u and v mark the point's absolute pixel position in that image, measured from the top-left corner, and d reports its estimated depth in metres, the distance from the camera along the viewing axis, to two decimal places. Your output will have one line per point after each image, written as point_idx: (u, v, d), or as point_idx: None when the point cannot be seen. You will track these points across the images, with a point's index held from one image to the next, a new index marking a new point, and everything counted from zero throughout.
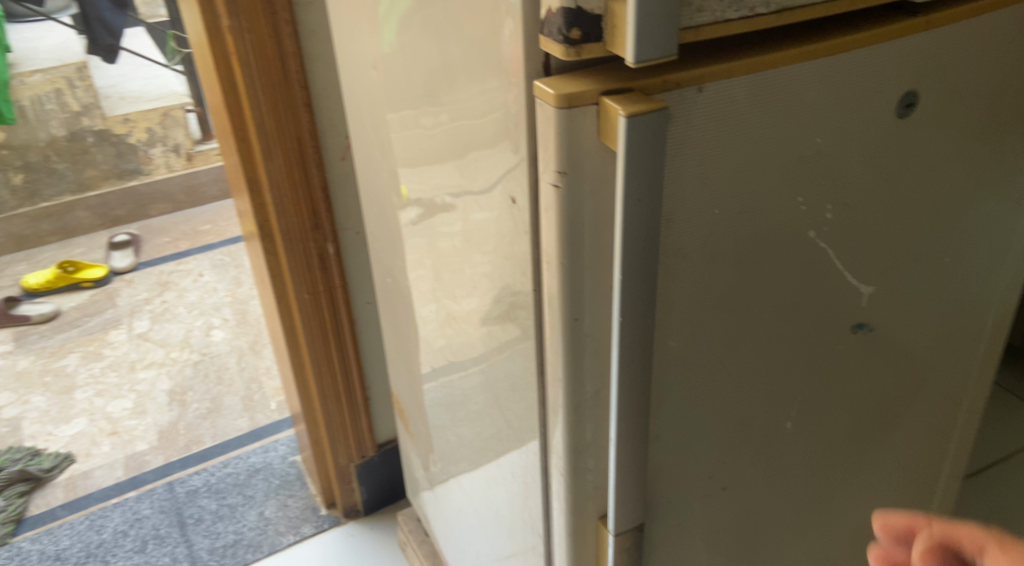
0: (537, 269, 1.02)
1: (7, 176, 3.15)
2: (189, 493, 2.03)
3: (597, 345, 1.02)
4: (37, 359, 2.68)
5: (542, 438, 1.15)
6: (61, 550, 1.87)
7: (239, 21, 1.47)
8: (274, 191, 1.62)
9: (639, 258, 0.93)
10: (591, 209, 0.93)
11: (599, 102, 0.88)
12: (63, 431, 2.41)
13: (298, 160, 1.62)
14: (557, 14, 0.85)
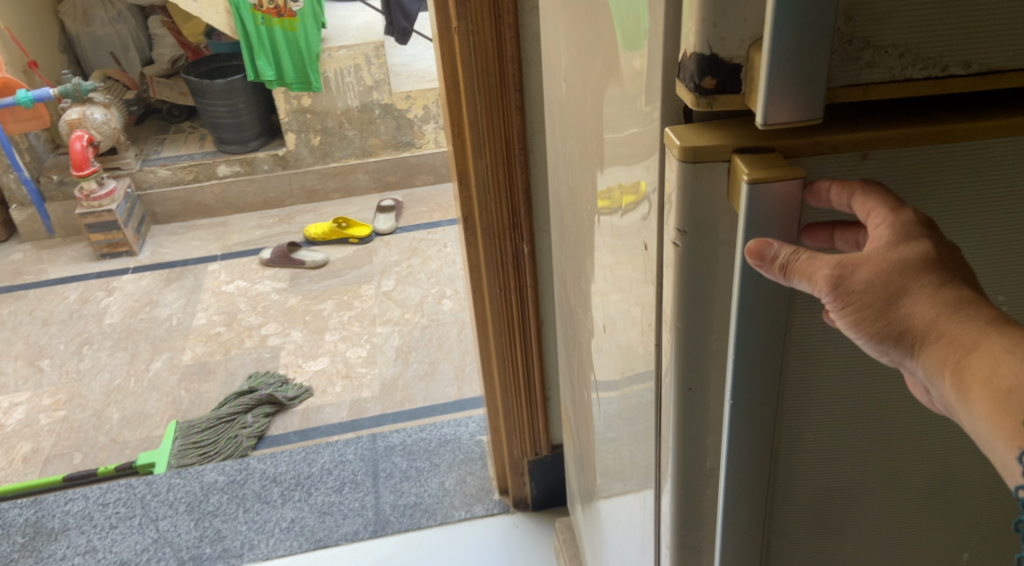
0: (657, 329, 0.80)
1: (309, 137, 3.69)
2: (387, 448, 2.14)
3: (714, 424, 0.81)
4: (303, 299, 3.18)
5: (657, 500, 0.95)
6: (278, 474, 2.09)
7: (466, 23, 1.33)
8: (479, 188, 1.50)
9: (765, 349, 0.71)
10: (716, 269, 0.71)
11: (731, 160, 0.66)
12: (310, 366, 2.84)
13: (505, 157, 1.47)
14: (691, 59, 0.64)
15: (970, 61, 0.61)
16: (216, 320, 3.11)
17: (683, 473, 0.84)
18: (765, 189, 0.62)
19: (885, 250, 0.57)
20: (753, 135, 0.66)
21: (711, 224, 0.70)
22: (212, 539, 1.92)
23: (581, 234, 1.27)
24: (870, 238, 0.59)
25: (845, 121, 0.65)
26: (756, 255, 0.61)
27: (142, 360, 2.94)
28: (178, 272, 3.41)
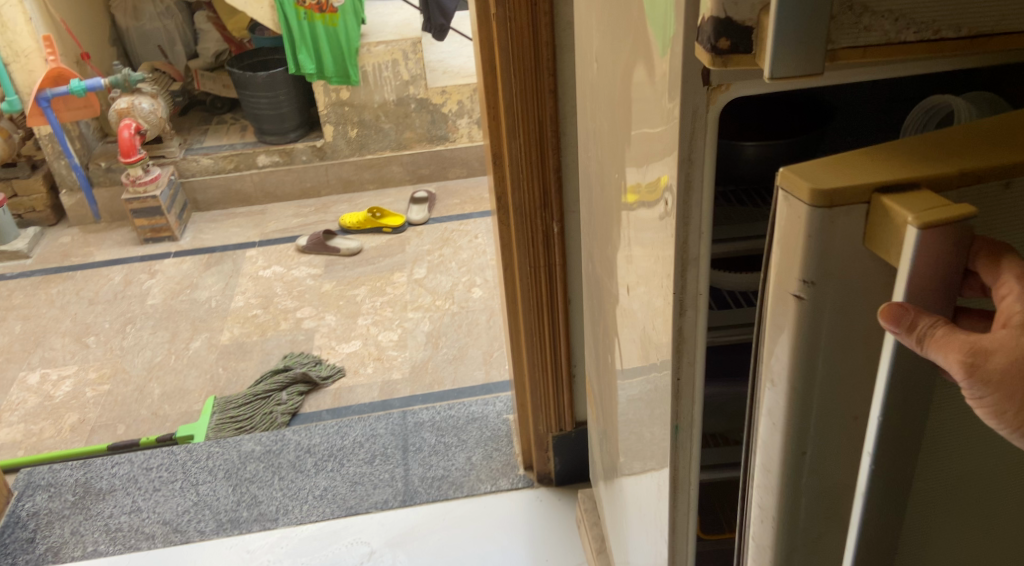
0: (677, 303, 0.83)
1: (346, 130, 3.79)
2: (417, 424, 2.21)
3: (825, 492, 0.72)
4: (337, 285, 3.29)
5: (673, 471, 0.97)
6: (312, 445, 2.17)
7: (504, 10, 1.40)
8: (511, 167, 1.54)
9: (905, 420, 0.61)
10: (836, 318, 0.63)
11: (872, 201, 0.58)
12: (343, 348, 2.93)
13: (538, 138, 1.53)
14: (706, 23, 0.66)
15: (961, 25, 0.64)
16: (253, 303, 3.22)
17: (783, 547, 0.75)
18: (926, 236, 0.53)
19: (1019, 330, 0.51)
20: (889, 171, 0.58)
21: (836, 271, 0.61)
22: (248, 504, 2.00)
23: (605, 212, 1.31)
24: (1001, 307, 0.52)
25: (982, 151, 0.58)
26: (890, 317, 0.55)
27: (182, 340, 3.05)
28: (217, 257, 3.52)
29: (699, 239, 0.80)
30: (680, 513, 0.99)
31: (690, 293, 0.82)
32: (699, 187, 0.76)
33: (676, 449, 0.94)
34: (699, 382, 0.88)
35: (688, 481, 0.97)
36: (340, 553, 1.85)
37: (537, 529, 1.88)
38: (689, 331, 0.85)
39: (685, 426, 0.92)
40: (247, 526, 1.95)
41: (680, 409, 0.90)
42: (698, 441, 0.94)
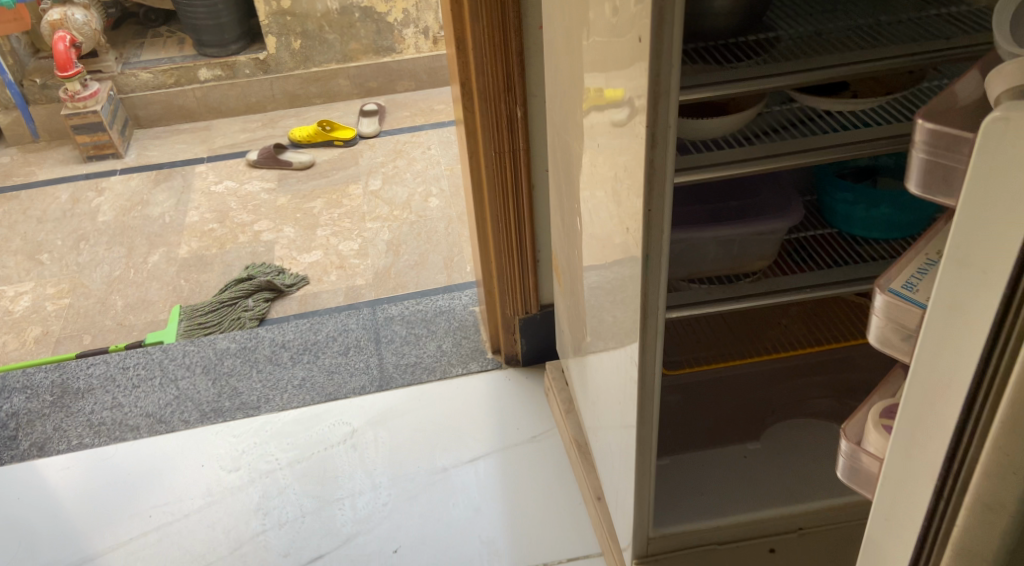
0: (651, 147, 0.90)
1: (289, 41, 3.78)
2: (387, 318, 2.31)
3: None
4: (293, 198, 3.33)
5: (645, 318, 1.04)
6: (286, 340, 2.23)
7: None
8: (476, 51, 1.59)
9: None
10: None
11: None
12: (305, 258, 2.99)
13: (500, 22, 1.56)
14: None
15: None
16: (208, 217, 3.23)
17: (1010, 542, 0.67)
18: None
19: None
20: None
21: None
22: (230, 395, 2.07)
23: (567, 87, 1.39)
24: None
25: None
26: None
27: (139, 254, 3.06)
28: (166, 174, 3.51)
29: (667, 74, 0.85)
30: (648, 345, 1.07)
31: (661, 126, 0.88)
32: (669, 19, 0.81)
33: (647, 282, 1.01)
34: (668, 213, 0.95)
35: (655, 315, 1.04)
36: (325, 433, 1.96)
37: (508, 404, 2.02)
38: (660, 163, 0.91)
39: (657, 255, 0.98)
40: (231, 415, 2.01)
41: (650, 239, 0.97)
42: (666, 272, 1.00)
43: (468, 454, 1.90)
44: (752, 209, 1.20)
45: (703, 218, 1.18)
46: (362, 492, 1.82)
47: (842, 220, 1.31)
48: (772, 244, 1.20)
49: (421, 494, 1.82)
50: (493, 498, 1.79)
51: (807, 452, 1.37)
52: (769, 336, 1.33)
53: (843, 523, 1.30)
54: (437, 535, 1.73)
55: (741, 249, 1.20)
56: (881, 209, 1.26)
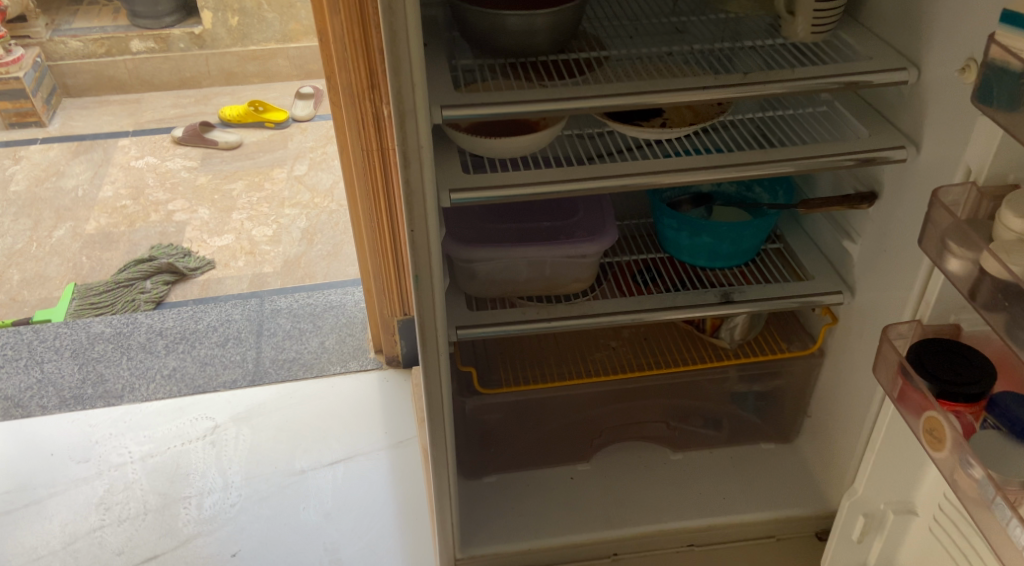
0: (405, 166, 0.84)
1: (226, 17, 3.69)
2: (273, 311, 2.24)
3: None
4: (213, 178, 3.24)
5: (426, 345, 0.99)
6: (165, 328, 2.17)
7: None
8: (338, 44, 1.52)
9: None
10: None
11: None
12: (215, 242, 2.89)
13: (361, 16, 1.48)
14: None
15: None
16: (122, 193, 3.15)
17: None
18: None
19: None
20: None
21: None
22: (94, 382, 2.02)
23: None
24: None
25: None
26: None
27: (45, 228, 2.97)
28: (87, 145, 3.42)
29: (414, 90, 0.80)
30: (432, 370, 1.01)
31: (412, 143, 0.82)
32: (403, 36, 0.76)
33: (422, 309, 0.95)
34: (435, 237, 0.90)
35: (438, 339, 0.98)
36: (184, 428, 1.90)
37: (382, 407, 1.96)
38: (417, 183, 0.85)
39: (427, 279, 0.92)
40: (90, 403, 1.96)
41: (420, 269, 0.91)
42: (441, 296, 0.94)
43: (329, 457, 1.84)
44: (565, 231, 1.16)
45: (514, 238, 1.14)
46: (212, 491, 1.77)
47: (672, 246, 1.27)
48: (589, 266, 1.16)
49: (273, 496, 1.76)
50: (346, 504, 1.75)
51: (638, 476, 1.38)
52: (595, 357, 1.31)
53: (655, 551, 1.32)
54: (281, 540, 1.68)
55: (553, 271, 1.16)
56: (704, 237, 1.23)
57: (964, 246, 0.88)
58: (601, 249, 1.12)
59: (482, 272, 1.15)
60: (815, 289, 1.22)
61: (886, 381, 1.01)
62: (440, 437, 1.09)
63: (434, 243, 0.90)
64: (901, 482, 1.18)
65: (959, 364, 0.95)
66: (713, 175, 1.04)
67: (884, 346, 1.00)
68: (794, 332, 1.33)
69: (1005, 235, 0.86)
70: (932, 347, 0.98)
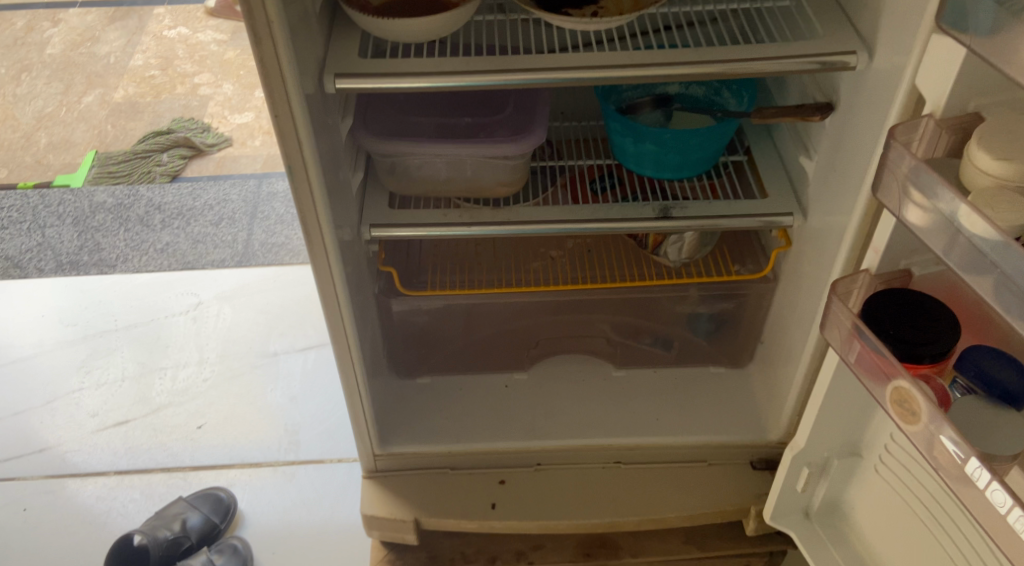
0: (258, 46, 0.80)
1: None
2: (270, 195, 2.24)
3: None
4: (241, 53, 3.20)
5: (308, 234, 0.97)
6: (164, 203, 2.21)
7: None
8: None
9: None
10: None
11: None
12: (235, 119, 2.87)
13: None
14: None
15: None
16: (152, 63, 3.14)
17: None
18: None
19: None
20: None
21: None
22: (90, 250, 2.07)
23: None
24: None
25: None
26: None
27: (75, 93, 3.00)
28: (123, 12, 3.40)
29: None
30: (318, 258, 1.00)
31: (259, 20, 0.78)
32: None
33: (298, 192, 0.93)
34: (303, 121, 0.87)
35: (320, 230, 0.97)
36: (168, 301, 1.94)
37: None
38: (271, 64, 0.82)
39: (300, 163, 0.90)
40: (84, 270, 2.02)
41: (289, 154, 0.89)
42: (318, 186, 0.93)
43: (303, 342, 1.86)
44: (487, 129, 1.09)
45: (431, 133, 1.08)
46: (186, 365, 1.82)
47: (620, 153, 1.19)
48: (514, 166, 1.10)
49: (244, 374, 1.80)
50: (312, 389, 1.78)
51: (573, 391, 1.34)
52: (531, 268, 1.26)
53: (579, 464, 1.28)
54: (246, 417, 1.73)
55: (474, 170, 1.10)
56: (648, 143, 1.14)
57: (928, 196, 0.71)
58: (522, 149, 1.05)
59: (399, 166, 1.09)
60: (768, 207, 1.12)
61: (839, 344, 0.83)
62: (339, 327, 1.08)
63: (300, 127, 0.87)
64: (847, 428, 1.00)
65: (916, 317, 0.78)
66: (641, 72, 0.92)
67: (838, 304, 0.82)
68: (749, 253, 1.24)
69: (978, 180, 0.72)
70: (889, 298, 0.80)
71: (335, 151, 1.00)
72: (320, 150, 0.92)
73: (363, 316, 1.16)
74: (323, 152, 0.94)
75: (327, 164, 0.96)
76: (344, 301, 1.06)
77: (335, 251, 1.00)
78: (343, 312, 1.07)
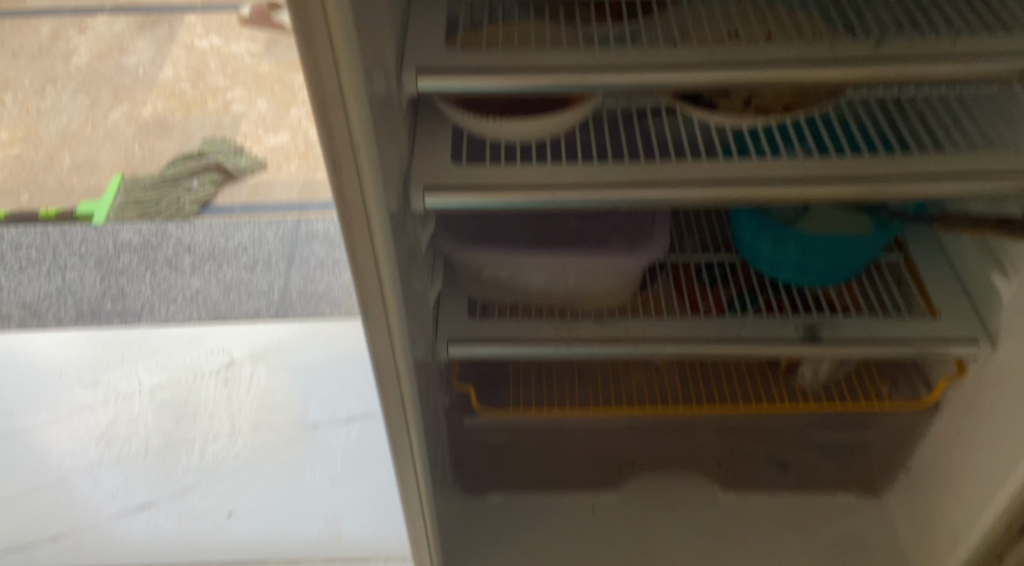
0: (339, 175, 0.61)
1: None
2: (308, 235, 2.05)
3: None
4: (276, 67, 3.00)
5: (383, 390, 0.77)
6: (193, 243, 2.02)
7: None
8: None
9: None
10: None
11: None
12: (270, 140, 2.67)
13: None
14: None
15: None
16: (182, 76, 2.95)
17: None
18: None
19: None
20: None
21: None
22: (113, 297, 1.88)
23: None
24: None
25: None
26: None
27: (102, 108, 2.81)
28: (153, 19, 3.21)
29: (341, 75, 0.56)
30: (393, 412, 0.79)
31: (341, 145, 0.59)
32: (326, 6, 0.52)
33: (376, 341, 0.73)
34: (390, 267, 0.67)
35: (399, 385, 0.77)
36: (198, 360, 1.75)
37: None
38: (353, 198, 0.62)
39: (382, 310, 0.70)
40: (107, 321, 1.83)
41: (368, 298, 0.69)
42: (402, 339, 0.73)
43: (346, 413, 1.66)
44: (596, 234, 0.89)
45: (529, 237, 0.88)
46: (216, 438, 1.61)
47: (749, 253, 0.97)
48: (622, 276, 0.89)
49: (283, 448, 1.59)
50: (357, 469, 1.57)
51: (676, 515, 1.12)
52: (632, 379, 1.05)
53: None
54: (285, 500, 1.51)
55: (578, 281, 0.90)
56: (791, 248, 0.93)
57: None
58: (636, 265, 0.85)
59: (487, 274, 0.90)
60: (942, 334, 0.90)
61: None
62: (410, 479, 0.87)
63: (386, 269, 0.67)
64: None
65: None
66: (822, 188, 0.71)
67: None
68: (901, 374, 1.02)
69: None
70: None
71: (415, 279, 0.80)
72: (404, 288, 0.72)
73: (435, 447, 0.95)
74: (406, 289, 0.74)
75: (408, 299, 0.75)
76: (417, 454, 0.84)
77: (414, 402, 0.79)
78: (416, 465, 0.86)
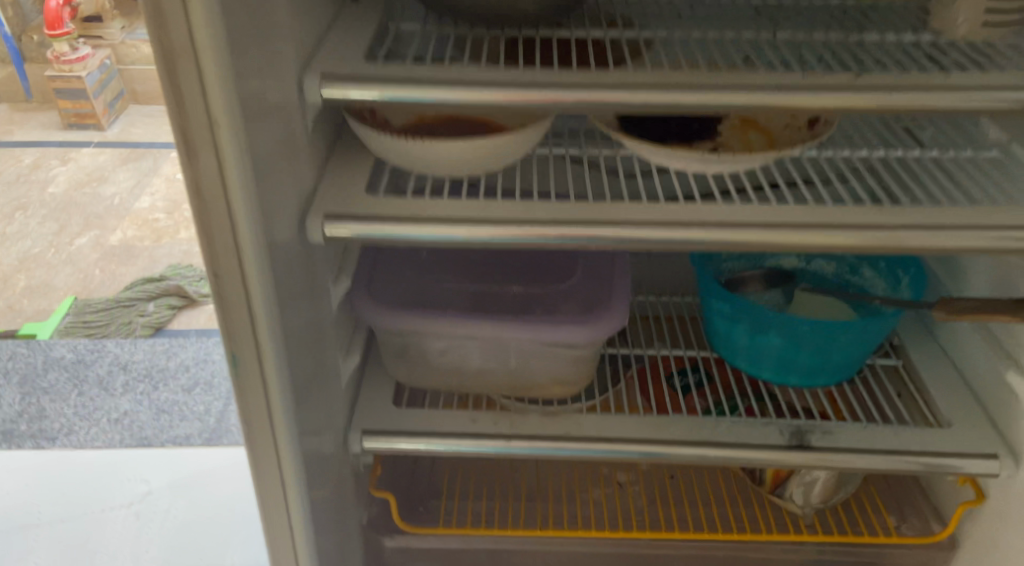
0: (194, 161, 0.49)
1: None
2: None
3: None
4: None
5: (257, 459, 0.62)
6: (130, 361, 1.88)
7: None
8: None
9: None
10: None
11: None
12: None
13: None
14: None
15: None
16: None
17: None
18: None
19: None
20: None
21: None
22: (31, 418, 1.70)
23: None
24: None
25: None
26: None
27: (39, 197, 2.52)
28: (139, 152, 2.71)
29: (195, 30, 0.46)
30: (273, 511, 0.66)
31: (196, 119, 0.48)
32: None
33: (250, 417, 0.60)
34: (262, 288, 0.54)
35: (276, 454, 0.62)
36: None
37: None
38: (213, 193, 0.51)
39: (259, 378, 0.58)
40: (17, 442, 1.64)
41: (241, 363, 0.57)
42: (280, 390, 0.59)
43: None
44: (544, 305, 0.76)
45: (463, 302, 0.75)
46: None
47: (724, 343, 0.84)
48: (573, 358, 0.76)
49: None
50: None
51: None
52: (589, 498, 0.88)
53: None
54: None
55: (521, 361, 0.76)
56: (772, 336, 0.79)
57: None
58: (587, 338, 0.72)
59: (414, 349, 0.76)
60: (954, 447, 0.75)
61: None
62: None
63: (262, 326, 0.56)
64: None
65: None
66: (810, 238, 0.59)
67: None
68: (907, 502, 0.86)
69: None
70: None
71: (318, 332, 0.67)
72: (291, 355, 0.61)
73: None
74: (297, 358, 0.62)
75: (303, 373, 0.63)
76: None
77: (299, 500, 0.66)
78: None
